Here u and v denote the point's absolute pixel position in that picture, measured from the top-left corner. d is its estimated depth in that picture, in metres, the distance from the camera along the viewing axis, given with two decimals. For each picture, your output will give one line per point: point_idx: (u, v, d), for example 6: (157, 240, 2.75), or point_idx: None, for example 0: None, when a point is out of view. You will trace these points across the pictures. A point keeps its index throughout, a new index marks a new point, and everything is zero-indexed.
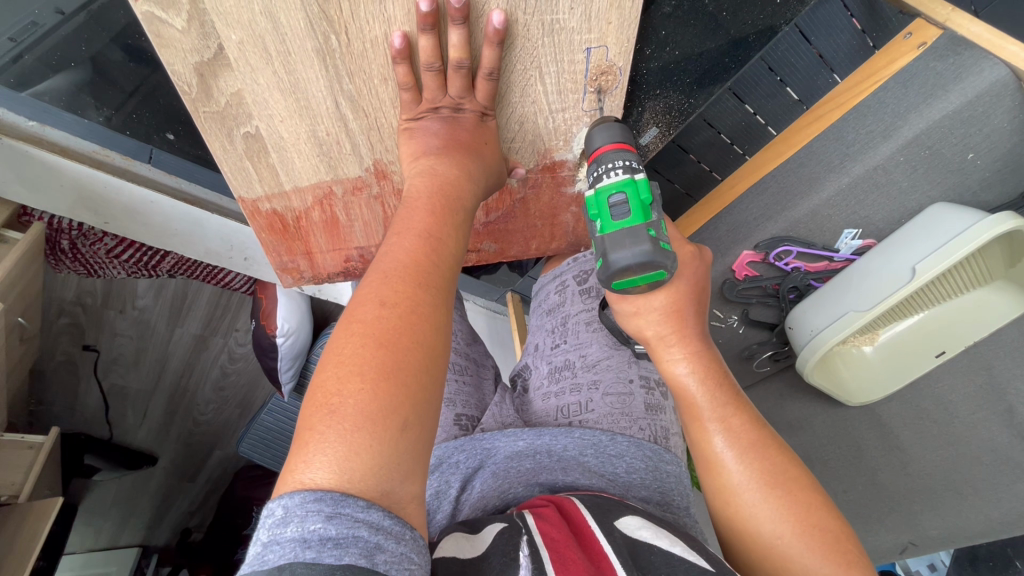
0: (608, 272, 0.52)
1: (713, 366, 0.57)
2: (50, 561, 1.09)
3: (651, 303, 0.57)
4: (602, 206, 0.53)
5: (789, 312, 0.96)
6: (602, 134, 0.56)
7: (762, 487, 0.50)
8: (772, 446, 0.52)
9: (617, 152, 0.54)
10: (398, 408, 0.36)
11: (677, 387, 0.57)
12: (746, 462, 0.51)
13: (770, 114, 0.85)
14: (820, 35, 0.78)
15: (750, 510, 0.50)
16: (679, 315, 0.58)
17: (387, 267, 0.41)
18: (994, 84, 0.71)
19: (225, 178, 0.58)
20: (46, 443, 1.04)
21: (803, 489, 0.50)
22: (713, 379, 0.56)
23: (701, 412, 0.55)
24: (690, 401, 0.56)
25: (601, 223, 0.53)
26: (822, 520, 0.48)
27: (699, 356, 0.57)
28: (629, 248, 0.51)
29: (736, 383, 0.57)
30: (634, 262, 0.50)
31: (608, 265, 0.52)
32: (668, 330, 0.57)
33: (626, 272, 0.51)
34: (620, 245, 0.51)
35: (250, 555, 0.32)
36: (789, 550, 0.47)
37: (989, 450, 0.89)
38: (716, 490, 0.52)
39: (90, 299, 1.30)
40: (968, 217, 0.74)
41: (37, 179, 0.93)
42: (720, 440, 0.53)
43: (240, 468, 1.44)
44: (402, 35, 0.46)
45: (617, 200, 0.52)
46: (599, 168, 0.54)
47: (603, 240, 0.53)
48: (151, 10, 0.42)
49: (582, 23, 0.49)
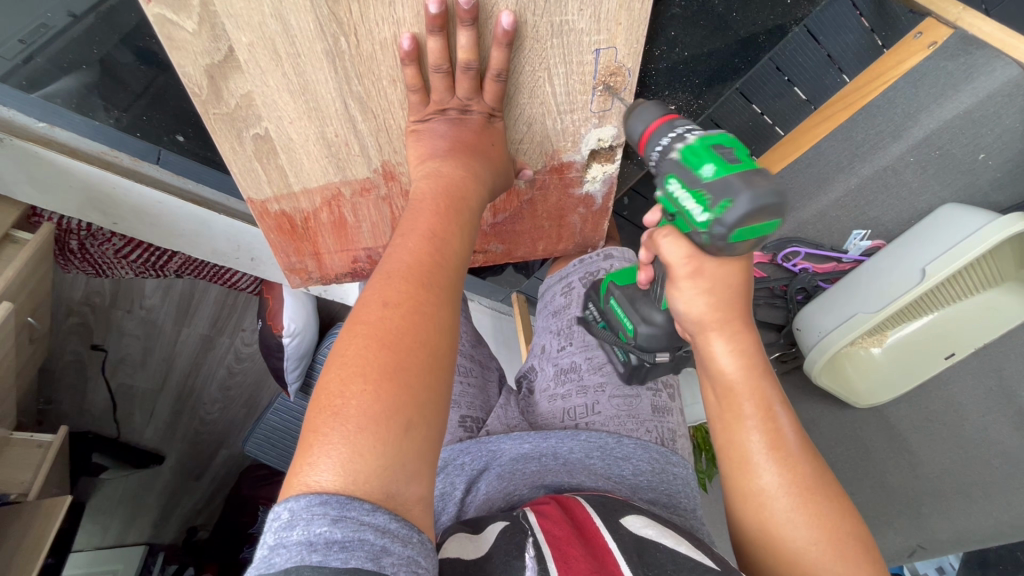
0: (739, 211, 0.43)
1: (758, 361, 0.51)
2: (58, 559, 1.09)
3: (718, 280, 0.49)
4: (708, 151, 0.47)
5: (798, 314, 0.94)
6: (649, 114, 0.54)
7: (798, 493, 0.48)
8: (808, 450, 0.50)
9: (676, 122, 0.52)
10: (402, 408, 0.36)
11: (720, 377, 0.52)
12: (783, 467, 0.49)
13: (778, 115, 0.81)
14: (829, 35, 0.73)
15: (782, 517, 0.48)
16: (734, 295, 0.50)
17: (391, 268, 0.41)
18: (1006, 83, 0.71)
19: (234, 179, 0.58)
20: (56, 441, 1.07)
21: (835, 495, 0.48)
22: (755, 367, 0.51)
23: (743, 409, 0.50)
24: (732, 396, 0.51)
25: (712, 166, 0.47)
26: (853, 529, 0.47)
27: (749, 348, 0.51)
28: (757, 185, 0.45)
29: (778, 378, 0.52)
30: (765, 201, 0.44)
31: (739, 202, 0.44)
32: (729, 316, 0.50)
33: (756, 214, 0.44)
34: (753, 182, 0.44)
35: (257, 558, 0.32)
36: (818, 559, 0.46)
37: (999, 452, 0.88)
38: (745, 493, 0.50)
39: (98, 298, 1.33)
40: (979, 219, 0.74)
41: (47, 179, 0.93)
42: (760, 443, 0.50)
43: (246, 467, 1.44)
44: (411, 36, 0.46)
45: (724, 148, 0.48)
46: (676, 131, 0.51)
47: (722, 180, 0.45)
48: (162, 12, 0.42)
49: (591, 24, 0.49)
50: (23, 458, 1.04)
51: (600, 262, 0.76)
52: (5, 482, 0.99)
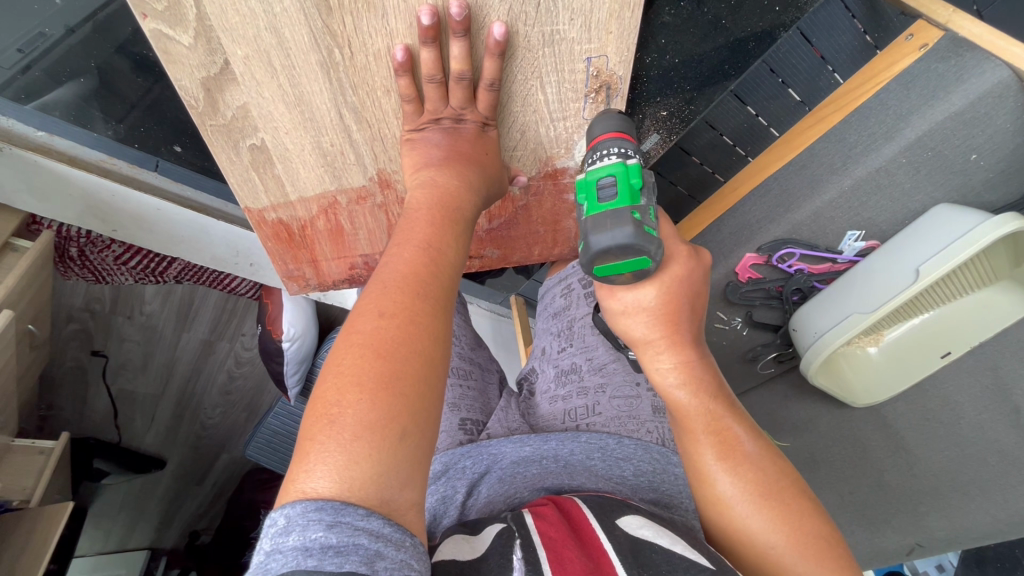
0: (588, 255, 0.49)
1: (700, 375, 0.54)
2: (61, 564, 1.10)
3: (641, 300, 0.53)
4: (589, 188, 0.51)
5: (793, 314, 0.96)
6: (601, 124, 0.54)
7: (756, 499, 0.49)
8: (764, 456, 0.52)
9: (614, 139, 0.52)
10: (397, 416, 0.36)
11: (666, 396, 0.55)
12: (739, 473, 0.50)
13: (771, 116, 0.86)
14: (822, 36, 0.79)
15: (743, 521, 0.50)
16: (669, 316, 0.54)
17: (387, 278, 0.42)
18: (996, 86, 0.71)
19: (232, 189, 0.59)
20: (57, 447, 1.06)
21: (796, 496, 0.50)
22: (699, 384, 0.54)
23: (691, 423, 0.53)
24: (680, 413, 0.54)
25: (587, 205, 0.51)
26: (814, 528, 0.48)
27: (690, 365, 0.54)
28: (610, 229, 0.48)
29: (727, 390, 0.55)
30: (611, 244, 0.47)
31: (587, 246, 0.49)
32: (661, 335, 0.54)
33: (605, 256, 0.48)
34: (601, 227, 0.48)
35: (254, 564, 0.32)
36: (783, 560, 0.47)
37: (995, 450, 0.89)
38: (708, 499, 0.52)
39: (98, 305, 1.31)
40: (972, 219, 0.74)
41: (47, 188, 0.93)
42: (711, 454, 0.52)
43: (247, 472, 1.45)
44: (405, 48, 0.47)
45: (606, 181, 0.50)
46: (593, 155, 0.53)
47: (585, 222, 0.50)
48: (159, 27, 0.43)
49: (583, 33, 0.49)
50: (24, 464, 1.04)
51: None
52: (7, 488, 1.00)
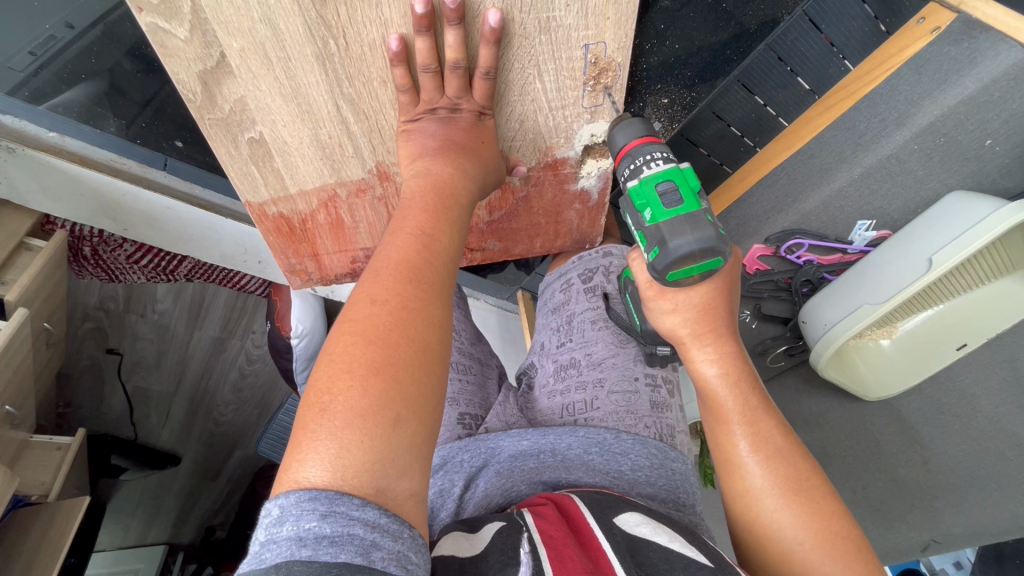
0: (667, 260, 0.51)
1: (739, 369, 0.56)
2: (80, 558, 1.12)
3: (690, 298, 0.55)
4: (651, 194, 0.53)
5: (801, 306, 0.96)
6: (625, 132, 0.56)
7: (785, 492, 0.49)
8: (797, 453, 0.52)
9: (648, 145, 0.55)
10: (389, 402, 0.36)
11: (704, 388, 0.56)
12: (769, 466, 0.51)
13: (781, 105, 0.82)
14: (832, 23, 0.74)
15: (769, 516, 0.49)
16: (713, 314, 0.56)
17: (380, 266, 0.42)
18: (1010, 68, 0.69)
19: (232, 183, 0.59)
20: (74, 443, 1.08)
21: (825, 497, 0.49)
22: (739, 379, 0.55)
23: (727, 414, 0.54)
24: (717, 403, 0.55)
25: (650, 212, 0.53)
26: (843, 529, 0.47)
27: (730, 358, 0.56)
28: (691, 233, 0.50)
29: (764, 388, 0.56)
30: (701, 246, 0.50)
31: (667, 251, 0.51)
32: (701, 329, 0.56)
33: (686, 260, 0.51)
34: (680, 232, 0.50)
35: (250, 554, 0.32)
36: (807, 558, 0.47)
37: (1014, 445, 0.87)
38: (735, 493, 0.52)
39: (112, 303, 1.33)
40: (984, 208, 0.72)
41: (58, 187, 0.95)
42: (745, 444, 0.52)
43: (259, 468, 1.47)
44: (399, 37, 0.47)
45: (668, 187, 0.53)
46: (636, 162, 0.54)
47: (656, 228, 0.52)
48: (154, 21, 0.44)
49: (580, 19, 0.49)
50: (42, 459, 1.06)
51: (600, 260, 0.76)
52: (26, 483, 1.02)
